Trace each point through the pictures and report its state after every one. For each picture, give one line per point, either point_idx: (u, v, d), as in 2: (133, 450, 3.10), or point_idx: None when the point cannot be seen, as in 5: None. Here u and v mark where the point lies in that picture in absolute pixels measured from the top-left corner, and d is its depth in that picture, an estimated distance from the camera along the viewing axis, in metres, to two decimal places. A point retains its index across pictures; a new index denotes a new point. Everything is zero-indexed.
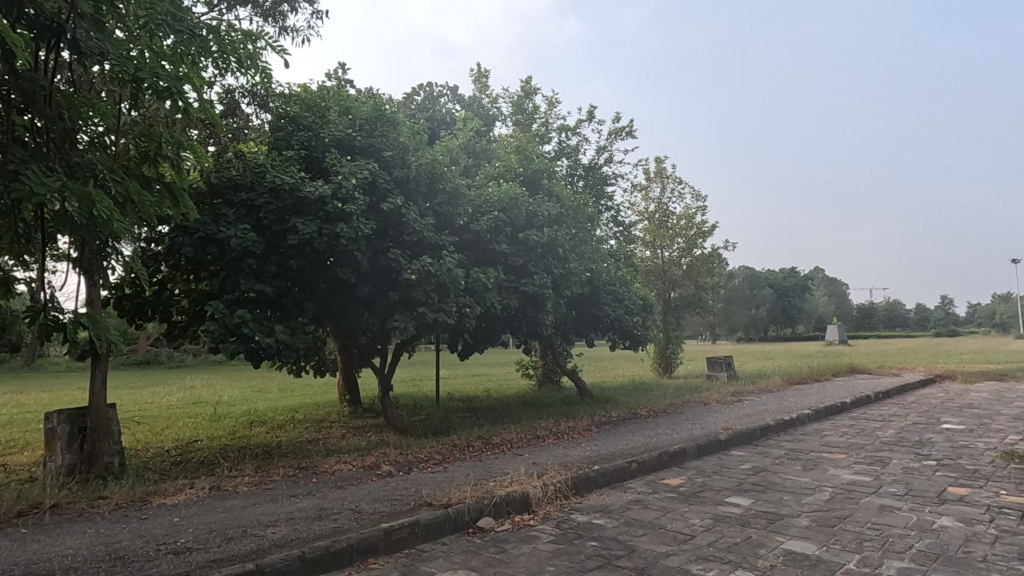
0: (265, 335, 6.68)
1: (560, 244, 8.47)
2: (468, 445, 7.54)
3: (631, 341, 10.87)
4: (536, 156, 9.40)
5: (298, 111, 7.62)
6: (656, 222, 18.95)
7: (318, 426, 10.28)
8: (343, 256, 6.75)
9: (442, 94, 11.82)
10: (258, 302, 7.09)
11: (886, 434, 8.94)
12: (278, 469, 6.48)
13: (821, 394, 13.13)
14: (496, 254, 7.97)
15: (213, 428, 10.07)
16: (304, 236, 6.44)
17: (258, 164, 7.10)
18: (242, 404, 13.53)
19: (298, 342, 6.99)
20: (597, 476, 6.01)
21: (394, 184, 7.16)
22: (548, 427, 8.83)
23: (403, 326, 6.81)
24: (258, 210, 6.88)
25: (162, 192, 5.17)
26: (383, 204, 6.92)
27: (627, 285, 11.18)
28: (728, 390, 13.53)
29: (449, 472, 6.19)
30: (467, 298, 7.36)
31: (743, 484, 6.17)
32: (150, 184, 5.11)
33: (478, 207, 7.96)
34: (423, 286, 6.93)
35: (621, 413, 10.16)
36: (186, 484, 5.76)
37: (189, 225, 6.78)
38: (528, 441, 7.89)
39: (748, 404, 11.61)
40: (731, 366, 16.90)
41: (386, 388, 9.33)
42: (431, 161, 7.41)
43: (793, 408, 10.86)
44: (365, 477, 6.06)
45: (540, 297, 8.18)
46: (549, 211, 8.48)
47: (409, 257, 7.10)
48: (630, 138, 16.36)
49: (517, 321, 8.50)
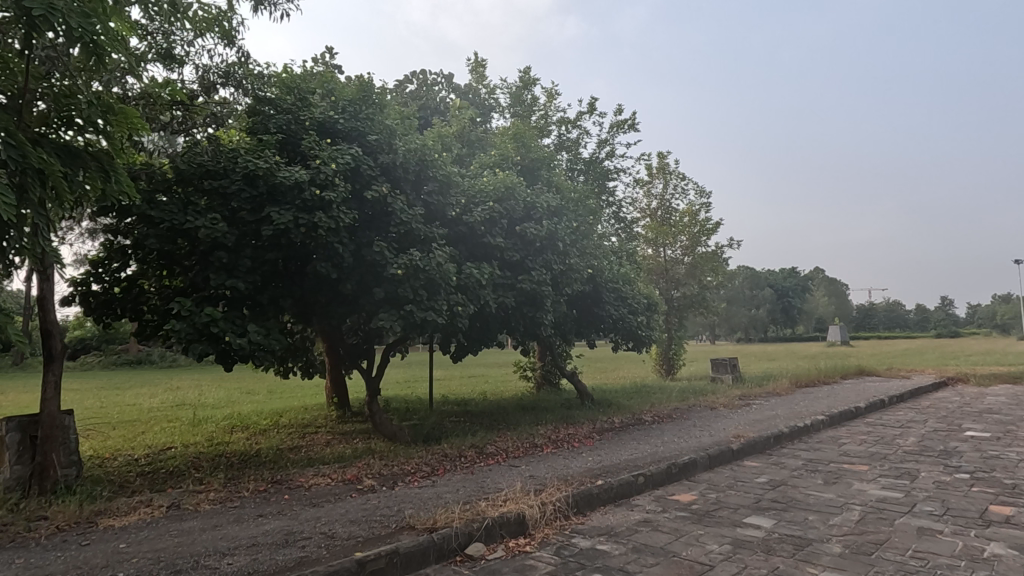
0: (238, 336, 6.11)
1: (560, 238, 7.88)
2: (460, 456, 6.95)
3: (634, 341, 10.29)
4: (535, 145, 8.80)
5: (283, 97, 7.00)
6: (658, 219, 18.36)
7: (302, 431, 9.70)
8: (323, 248, 6.16)
9: (436, 82, 11.18)
10: (232, 299, 6.52)
11: (907, 443, 8.36)
12: (249, 483, 5.89)
13: (832, 398, 12.55)
14: (491, 249, 7.39)
15: (190, 434, 9.48)
16: (278, 226, 5.86)
17: (233, 149, 6.52)
18: (227, 406, 12.96)
19: (275, 344, 6.40)
20: (600, 493, 5.44)
21: (379, 170, 6.56)
22: (547, 434, 8.23)
23: (389, 326, 6.21)
24: (230, 199, 6.31)
25: (88, 164, 4.70)
26: (367, 192, 6.31)
27: (631, 283, 10.61)
28: (734, 393, 12.97)
29: (438, 487, 5.61)
30: (458, 295, 6.77)
31: (762, 501, 5.59)
32: (72, 155, 4.62)
33: (471, 197, 7.38)
34: (411, 282, 6.34)
35: (624, 418, 9.58)
36: (143, 501, 5.17)
37: (154, 214, 6.21)
38: (526, 451, 7.31)
39: (757, 408, 11.05)
40: (735, 368, 16.34)
41: (374, 392, 8.76)
42: (420, 147, 6.81)
43: (805, 413, 10.29)
44: (344, 493, 5.48)
45: (538, 295, 7.61)
46: (548, 202, 7.90)
47: (396, 251, 6.50)
48: (632, 131, 15.78)
49: (514, 321, 7.93)
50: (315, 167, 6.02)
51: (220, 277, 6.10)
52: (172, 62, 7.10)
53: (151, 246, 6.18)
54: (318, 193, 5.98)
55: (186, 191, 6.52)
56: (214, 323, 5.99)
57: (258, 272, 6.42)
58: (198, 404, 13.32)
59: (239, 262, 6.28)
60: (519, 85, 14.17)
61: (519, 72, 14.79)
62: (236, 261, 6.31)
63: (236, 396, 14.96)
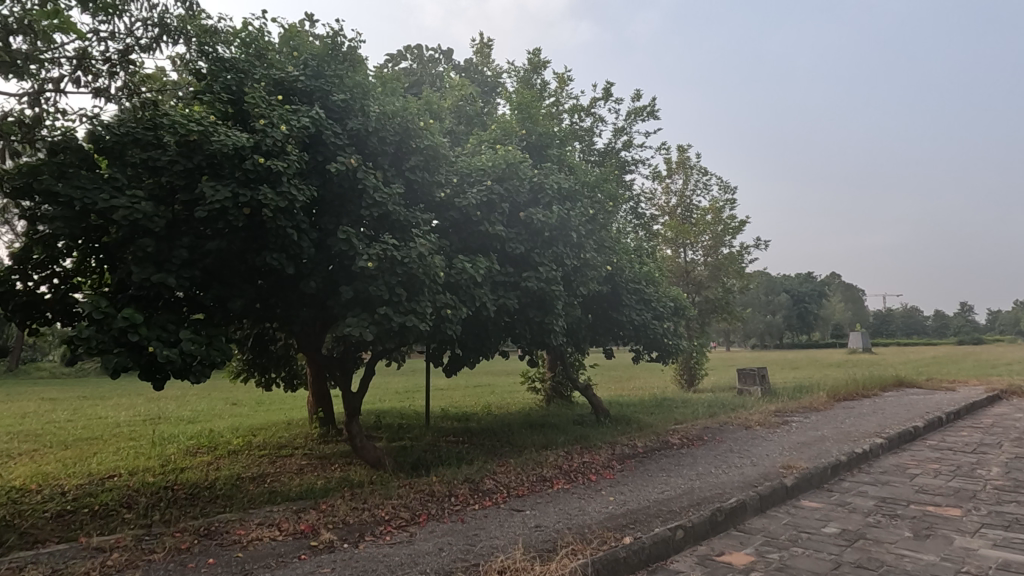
0: (168, 347, 4.79)
1: (573, 227, 6.53)
2: (449, 495, 5.61)
3: (658, 352, 8.92)
4: (544, 118, 7.48)
5: (239, 56, 5.72)
6: (678, 217, 17.16)
7: (275, 454, 8.40)
8: (273, 235, 4.87)
9: (434, 57, 9.88)
10: (166, 299, 5.21)
11: (993, 474, 6.93)
12: (172, 536, 4.57)
13: (881, 414, 11.12)
14: (489, 239, 6.04)
15: (144, 457, 8.18)
16: (212, 203, 4.58)
17: (167, 112, 5.27)
18: (203, 422, 11.68)
19: (217, 356, 5.09)
20: (628, 558, 4.10)
21: (347, 138, 5.25)
22: (558, 463, 6.87)
23: (357, 334, 4.91)
24: (162, 173, 5.05)
25: None
26: (330, 164, 5.00)
27: (655, 284, 9.24)
28: (768, 408, 11.57)
29: (415, 547, 4.30)
30: (447, 295, 5.46)
31: (844, 568, 4.19)
32: None
33: (464, 176, 6.05)
34: (385, 278, 5.02)
35: (648, 441, 8.21)
36: (14, 568, 3.88)
37: (59, 190, 4.88)
38: (531, 488, 5.94)
39: (799, 428, 9.68)
40: (765, 379, 14.92)
41: (355, 410, 7.47)
42: (400, 112, 5.49)
43: (858, 435, 8.86)
44: (290, 555, 4.15)
45: (548, 295, 6.26)
46: (559, 184, 6.52)
47: (368, 238, 5.20)
48: (651, 119, 14.44)
49: (519, 328, 6.58)
50: (261, 128, 4.72)
51: (145, 271, 4.77)
52: (104, 12, 5.86)
53: (56, 233, 4.84)
54: (266, 158, 4.65)
55: (108, 166, 5.24)
56: (134, 331, 4.67)
57: (197, 266, 5.11)
58: (173, 418, 12.09)
59: (172, 251, 4.95)
60: (528, 67, 12.87)
61: (528, 54, 13.52)
62: (170, 251, 5.01)
63: (220, 408, 13.74)
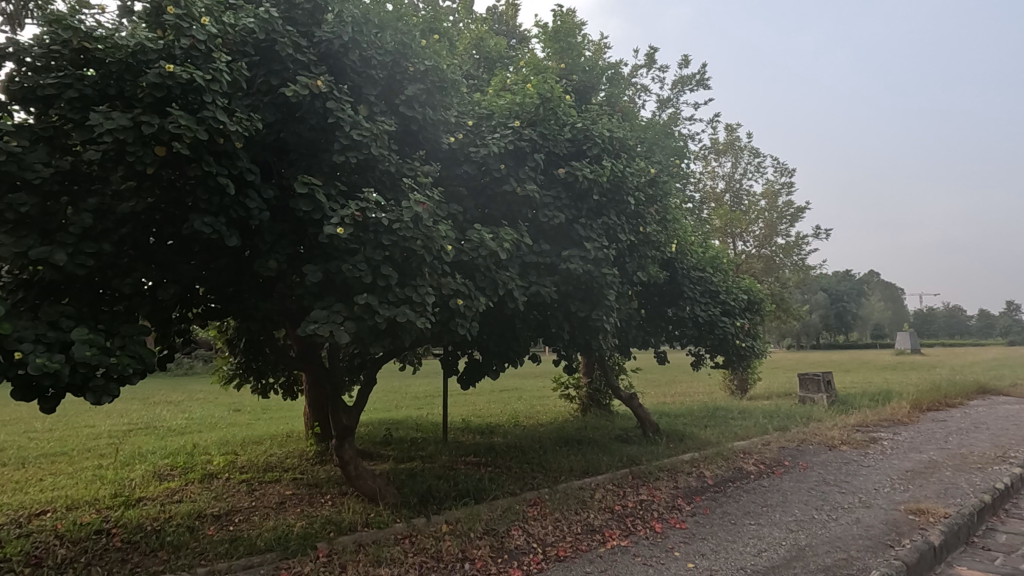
0: (48, 353, 3.24)
1: (629, 190, 4.90)
2: (461, 560, 4.02)
3: (726, 355, 7.24)
4: (587, 55, 5.86)
5: None
6: (725, 204, 15.44)
7: (258, 480, 6.89)
8: (203, 188, 3.36)
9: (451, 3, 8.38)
10: (70, 283, 3.74)
11: None
12: None
13: (988, 430, 9.24)
14: (517, 203, 4.44)
15: (96, 484, 6.70)
16: (103, 138, 3.07)
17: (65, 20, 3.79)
18: (192, 434, 10.23)
19: (132, 366, 3.54)
20: None
21: (314, 54, 3.73)
22: (609, 503, 5.21)
23: (323, 333, 3.36)
24: (53, 104, 3.55)
25: None
26: (285, 87, 3.48)
27: (721, 271, 7.56)
28: (847, 421, 9.76)
29: None
30: (456, 279, 3.88)
31: None
32: None
33: (482, 119, 4.49)
34: (365, 252, 3.47)
35: (717, 469, 6.53)
36: None
37: None
38: (575, 546, 4.31)
39: (896, 448, 7.90)
40: (830, 386, 13.06)
41: (349, 430, 5.90)
42: (390, 23, 3.96)
43: (981, 460, 7.05)
44: None
45: (594, 282, 4.62)
46: (609, 132, 4.89)
47: (342, 196, 3.65)
48: (701, 89, 12.72)
49: (555, 326, 4.94)
50: (174, 25, 3.22)
51: (17, 241, 3.27)
52: None
53: None
54: (180, 67, 3.14)
55: None
56: None
57: (105, 236, 3.61)
58: (161, 428, 10.70)
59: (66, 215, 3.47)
60: None
61: None
62: (68, 215, 3.53)
63: (218, 416, 12.35)
